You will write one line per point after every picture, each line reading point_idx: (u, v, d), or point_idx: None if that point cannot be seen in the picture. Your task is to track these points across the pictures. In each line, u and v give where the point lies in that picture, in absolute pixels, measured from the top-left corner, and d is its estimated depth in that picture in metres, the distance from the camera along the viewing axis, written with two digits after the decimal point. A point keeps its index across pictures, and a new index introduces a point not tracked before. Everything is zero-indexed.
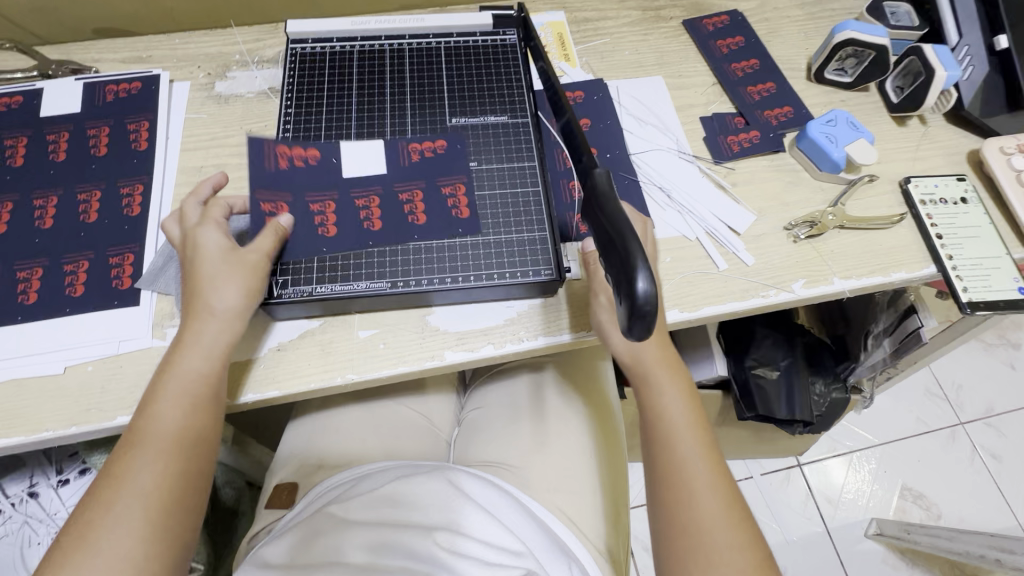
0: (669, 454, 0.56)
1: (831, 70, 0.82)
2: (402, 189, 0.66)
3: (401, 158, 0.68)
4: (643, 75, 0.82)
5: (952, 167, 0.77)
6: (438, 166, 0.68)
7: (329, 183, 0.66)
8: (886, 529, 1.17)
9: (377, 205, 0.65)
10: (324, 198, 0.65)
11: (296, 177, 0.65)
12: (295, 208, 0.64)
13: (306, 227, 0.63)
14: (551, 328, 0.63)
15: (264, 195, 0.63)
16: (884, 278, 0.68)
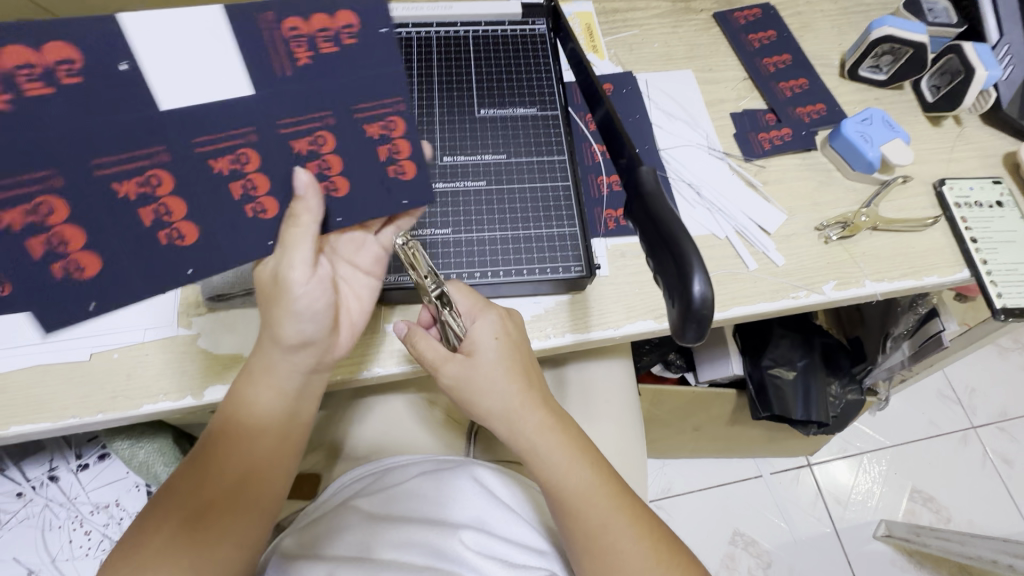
0: (562, 490, 0.51)
1: (866, 68, 0.80)
2: (368, 115, 0.49)
3: (272, 63, 0.44)
4: (673, 69, 0.80)
5: (987, 169, 0.76)
6: (345, 76, 0.47)
7: (230, 120, 0.45)
8: (896, 531, 1.17)
9: (327, 144, 0.49)
10: (230, 140, 0.45)
11: (51, 111, 0.39)
12: (80, 190, 0.42)
13: (210, 197, 0.47)
14: (578, 325, 0.63)
15: (110, 163, 0.42)
16: (916, 282, 0.67)
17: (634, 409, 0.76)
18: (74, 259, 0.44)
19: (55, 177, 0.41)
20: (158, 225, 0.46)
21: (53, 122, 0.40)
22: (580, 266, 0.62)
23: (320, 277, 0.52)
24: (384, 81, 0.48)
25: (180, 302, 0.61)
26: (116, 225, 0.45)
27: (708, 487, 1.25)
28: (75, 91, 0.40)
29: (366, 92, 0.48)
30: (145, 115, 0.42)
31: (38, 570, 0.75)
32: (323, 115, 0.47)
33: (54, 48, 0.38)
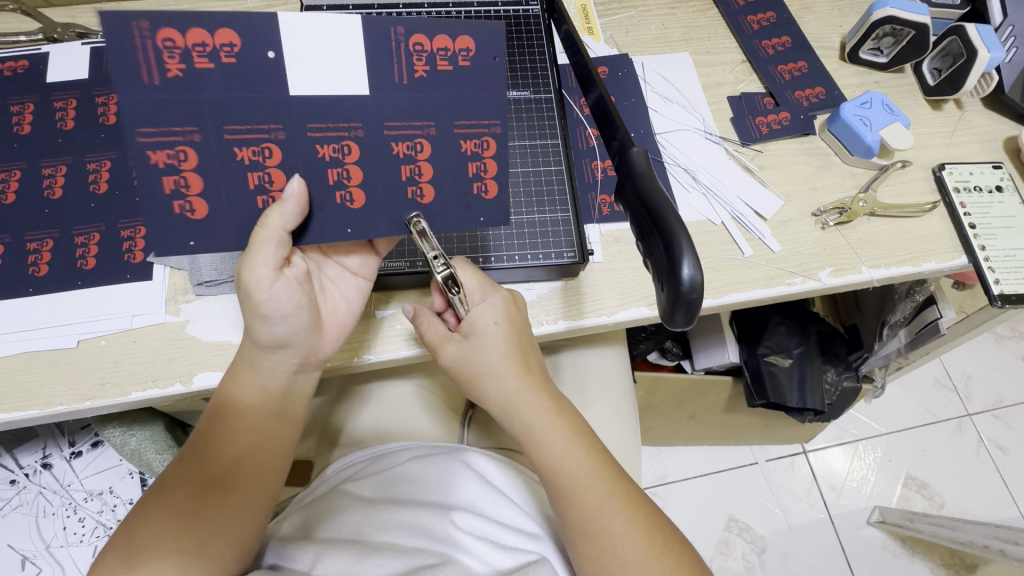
0: (562, 483, 0.50)
1: (866, 50, 0.79)
2: (467, 131, 0.49)
3: (393, 71, 0.45)
4: (670, 51, 0.79)
5: (987, 154, 0.75)
6: (454, 92, 0.47)
7: (342, 111, 0.45)
8: (890, 517, 1.17)
9: (426, 157, 0.48)
10: (340, 134, 0.46)
11: (206, 83, 0.42)
12: (210, 147, 0.44)
13: (311, 178, 0.47)
14: (571, 312, 0.62)
15: (235, 132, 0.44)
16: (913, 269, 0.66)
17: (629, 396, 0.76)
18: (190, 202, 0.46)
19: (193, 133, 0.44)
20: (261, 192, 0.46)
21: (204, 91, 0.42)
22: (573, 251, 0.62)
23: (292, 278, 0.50)
24: (487, 104, 0.48)
25: (168, 289, 0.61)
26: (226, 184, 0.46)
27: (703, 474, 1.25)
28: (226, 67, 0.42)
29: (470, 110, 0.48)
30: (277, 94, 0.43)
31: (32, 556, 0.78)
32: (425, 125, 0.48)
33: (221, 31, 0.41)
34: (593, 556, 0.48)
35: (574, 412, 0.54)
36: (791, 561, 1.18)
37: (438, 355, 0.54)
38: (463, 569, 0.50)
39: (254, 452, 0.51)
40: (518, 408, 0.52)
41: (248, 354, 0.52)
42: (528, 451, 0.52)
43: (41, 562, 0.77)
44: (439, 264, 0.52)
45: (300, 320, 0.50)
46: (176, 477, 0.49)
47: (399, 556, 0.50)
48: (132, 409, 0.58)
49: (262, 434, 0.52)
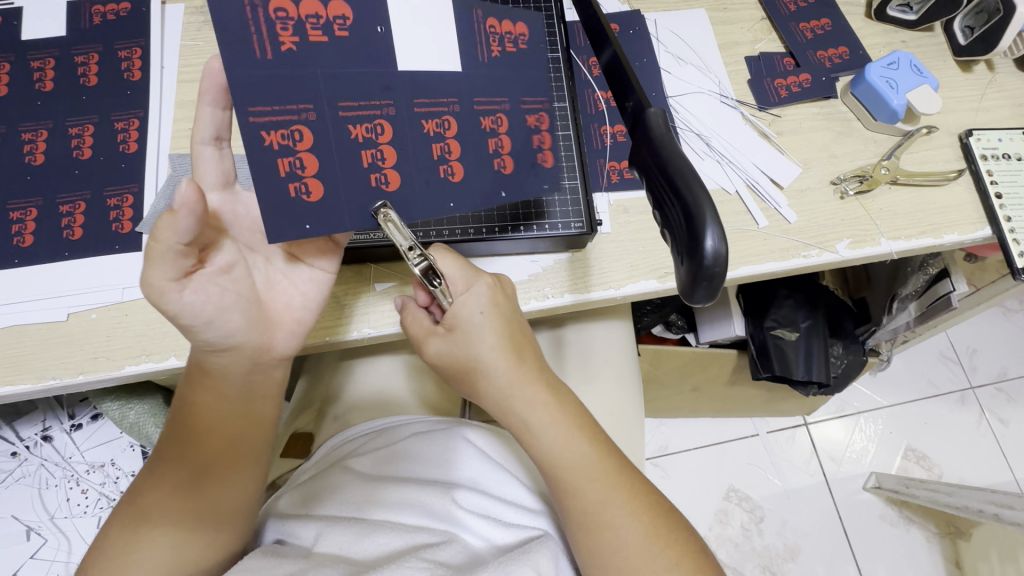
0: (569, 477, 0.49)
1: (895, 7, 0.73)
2: (531, 107, 0.50)
3: (476, 50, 0.47)
4: (685, 7, 0.74)
5: (1018, 119, 0.71)
6: (524, 72, 0.49)
7: (444, 85, 0.46)
8: (886, 484, 1.18)
9: (505, 130, 0.49)
10: (439, 111, 0.46)
11: (319, 58, 0.41)
12: (327, 125, 0.43)
13: (417, 153, 0.46)
14: (577, 285, 0.60)
15: (352, 110, 0.43)
16: (934, 240, 0.64)
17: (634, 371, 0.74)
18: (305, 183, 0.43)
19: (310, 111, 0.42)
20: (374, 168, 0.44)
21: (319, 66, 0.41)
22: (581, 222, 0.59)
23: (206, 281, 0.43)
24: (546, 81, 0.50)
25: None
26: (342, 162, 0.43)
27: (704, 445, 1.26)
28: (342, 42, 0.42)
29: (533, 87, 0.50)
30: (385, 69, 0.43)
31: (36, 526, 0.78)
32: (501, 101, 0.48)
33: (336, 4, 0.41)
34: (595, 550, 0.48)
35: (573, 397, 0.52)
36: (789, 529, 1.19)
37: (426, 350, 0.51)
38: (465, 546, 0.50)
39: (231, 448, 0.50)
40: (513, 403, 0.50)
41: (196, 359, 0.48)
42: (528, 446, 0.50)
43: (46, 533, 0.78)
44: (414, 255, 0.47)
45: (235, 322, 0.46)
46: (162, 468, 0.49)
47: (400, 533, 0.50)
48: (126, 383, 0.57)
49: (233, 431, 0.50)
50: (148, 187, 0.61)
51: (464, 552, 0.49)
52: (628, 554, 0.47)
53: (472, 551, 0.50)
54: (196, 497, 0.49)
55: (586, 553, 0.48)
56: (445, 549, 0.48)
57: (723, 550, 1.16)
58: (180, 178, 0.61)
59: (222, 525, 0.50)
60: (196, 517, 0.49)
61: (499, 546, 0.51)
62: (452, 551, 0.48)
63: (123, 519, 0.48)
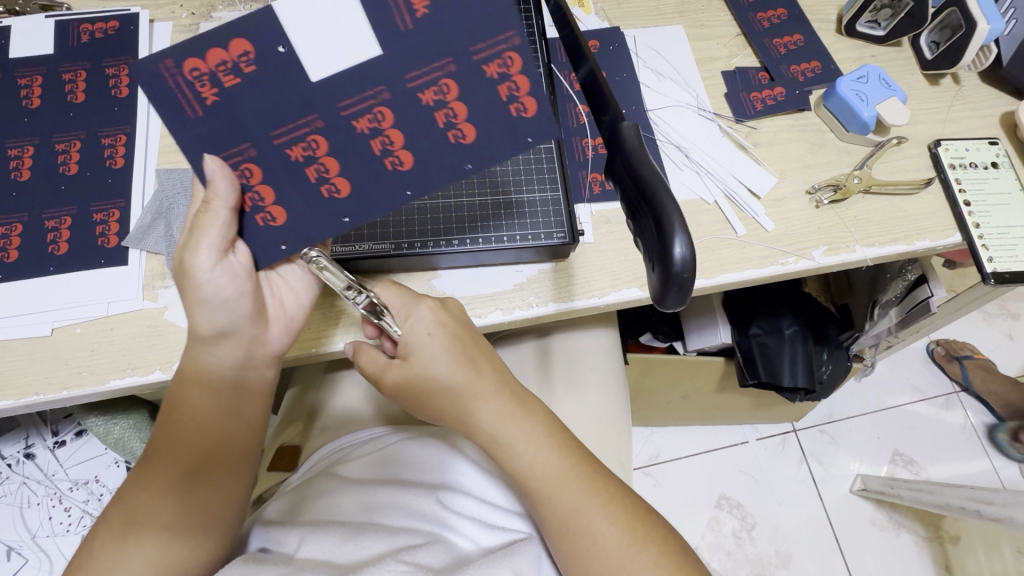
0: (548, 485, 0.49)
1: (864, 23, 0.76)
2: (488, 54, 0.39)
3: (392, 19, 0.37)
4: (663, 24, 0.76)
5: (984, 129, 0.73)
6: (463, 16, 0.37)
7: (364, 80, 0.39)
8: (872, 485, 1.20)
9: (454, 93, 0.41)
10: (370, 103, 0.41)
11: (240, 102, 0.40)
12: (267, 156, 0.43)
13: (360, 157, 0.44)
14: (561, 294, 0.61)
15: (284, 134, 0.42)
16: (907, 247, 0.66)
17: (621, 379, 0.75)
18: (269, 211, 0.47)
19: (248, 149, 0.42)
20: (321, 182, 0.45)
21: (242, 107, 0.40)
22: (563, 232, 0.60)
23: (235, 265, 0.48)
24: (500, 10, 0.38)
25: (145, 274, 0.59)
26: (292, 186, 0.45)
27: (695, 453, 1.27)
28: (256, 80, 0.39)
29: (479, 27, 0.38)
30: (303, 91, 0.40)
31: (17, 546, 0.78)
32: (443, 61, 0.39)
33: (234, 41, 0.37)
34: (572, 555, 0.47)
35: (542, 411, 0.52)
36: (780, 536, 1.19)
37: (383, 383, 0.52)
38: (450, 547, 0.50)
39: (220, 440, 0.51)
40: (473, 424, 0.51)
41: (190, 351, 0.51)
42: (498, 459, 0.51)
43: (27, 552, 0.77)
44: (351, 294, 0.50)
45: (242, 308, 0.50)
46: (145, 465, 0.50)
47: (385, 535, 0.49)
48: (111, 398, 0.57)
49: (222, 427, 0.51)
50: (135, 202, 0.61)
51: (449, 552, 0.49)
52: (612, 558, 0.47)
53: (458, 552, 0.50)
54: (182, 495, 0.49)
55: (563, 557, 0.48)
56: (427, 550, 0.48)
57: (715, 558, 1.16)
58: (167, 193, 0.61)
59: (205, 529, 0.49)
60: (185, 516, 0.48)
61: (485, 547, 0.51)
62: (436, 553, 0.48)
63: (111, 526, 0.46)
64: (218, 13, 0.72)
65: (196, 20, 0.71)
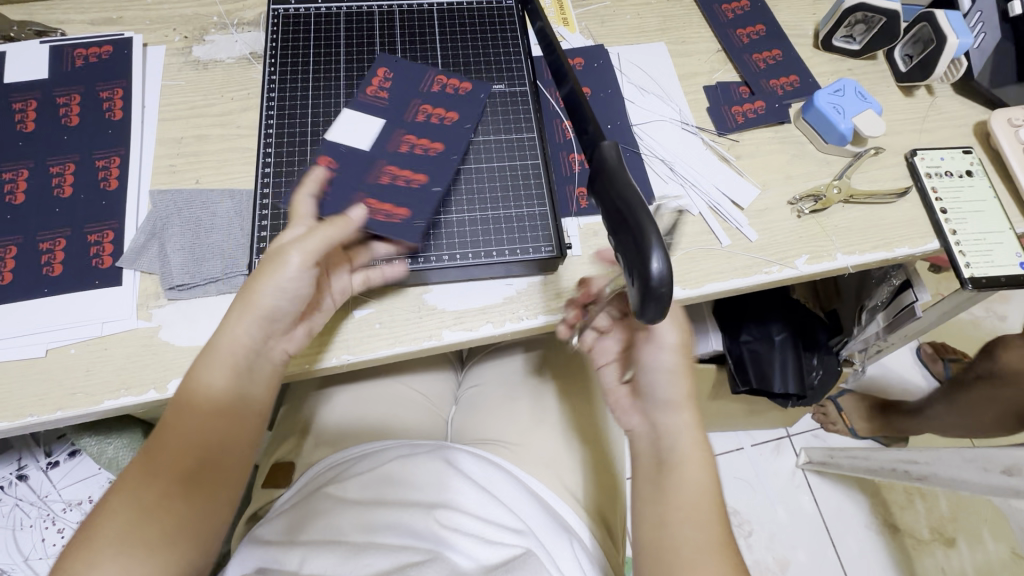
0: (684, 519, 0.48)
1: (839, 38, 0.79)
2: (432, 79, 0.67)
3: (376, 104, 0.65)
4: (646, 41, 0.79)
5: (958, 139, 0.76)
6: (409, 76, 0.67)
7: (382, 137, 0.63)
8: (814, 457, 1.22)
9: (430, 108, 0.65)
10: (399, 142, 0.63)
11: (378, 163, 0.61)
12: (387, 188, 0.60)
13: (432, 161, 0.62)
14: (550, 306, 0.62)
15: (374, 176, 0.60)
16: (887, 254, 0.67)
17: None
18: (387, 212, 0.58)
19: (360, 192, 0.59)
20: (397, 181, 0.60)
21: (387, 159, 0.61)
22: (551, 246, 0.61)
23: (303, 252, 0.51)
24: (419, 69, 0.68)
25: (139, 293, 0.59)
26: (405, 190, 0.60)
27: None
28: (343, 163, 0.61)
29: (414, 77, 0.67)
30: (361, 155, 0.62)
31: (10, 568, 0.76)
32: (415, 102, 0.65)
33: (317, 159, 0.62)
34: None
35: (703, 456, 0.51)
36: (777, 542, 1.20)
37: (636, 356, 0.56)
38: (450, 564, 0.51)
39: (222, 453, 0.47)
40: (670, 422, 0.53)
41: (213, 349, 0.50)
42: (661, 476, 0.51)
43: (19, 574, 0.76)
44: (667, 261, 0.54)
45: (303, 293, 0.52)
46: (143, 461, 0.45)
47: (388, 554, 0.51)
48: (105, 418, 0.57)
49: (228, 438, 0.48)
50: (129, 223, 0.62)
51: (449, 570, 0.50)
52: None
53: (458, 570, 0.51)
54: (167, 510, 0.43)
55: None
56: (430, 567, 0.49)
57: None
58: (161, 214, 0.62)
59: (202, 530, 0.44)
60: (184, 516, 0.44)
61: (486, 564, 0.52)
62: (438, 570, 0.49)
63: (94, 526, 0.41)
64: (211, 36, 0.74)
65: (189, 43, 0.73)
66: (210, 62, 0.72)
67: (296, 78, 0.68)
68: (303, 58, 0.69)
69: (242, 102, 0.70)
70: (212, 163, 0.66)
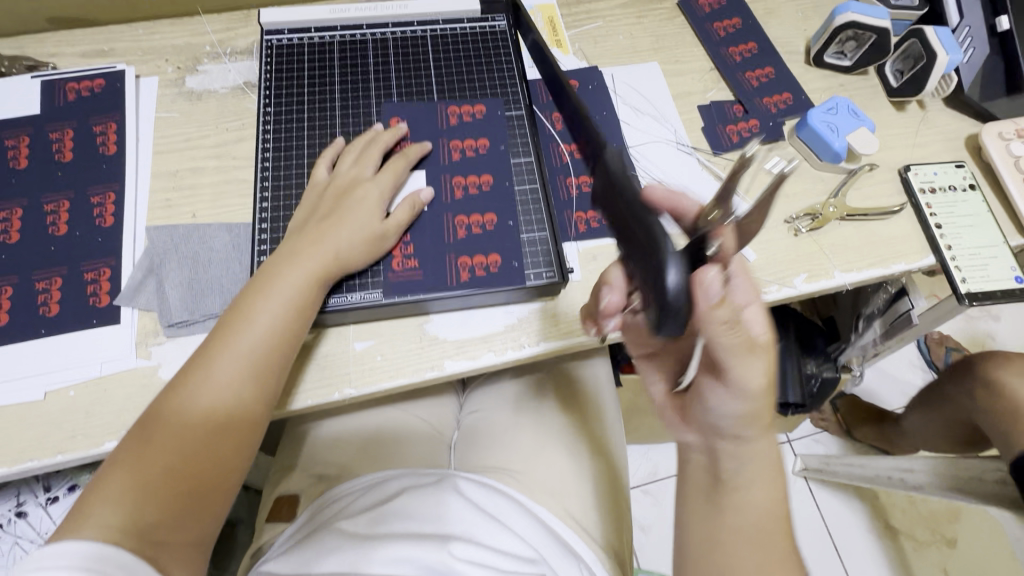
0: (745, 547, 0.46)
1: (831, 54, 0.80)
2: (450, 109, 0.69)
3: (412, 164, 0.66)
4: (639, 61, 0.79)
5: (951, 152, 0.76)
6: (427, 122, 0.68)
7: (437, 191, 0.65)
8: (811, 464, 1.21)
9: (465, 142, 0.67)
10: (452, 187, 0.65)
11: (441, 233, 0.62)
12: (460, 244, 0.62)
13: (493, 197, 0.65)
14: (551, 333, 0.62)
15: (449, 234, 0.62)
16: (884, 271, 0.68)
17: (613, 408, 0.77)
18: (487, 260, 0.61)
19: (450, 256, 0.61)
20: (479, 223, 0.63)
21: (452, 218, 0.63)
22: (552, 271, 0.61)
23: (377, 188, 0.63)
24: (435, 107, 0.69)
25: (138, 331, 0.59)
26: (498, 233, 0.63)
27: None
28: (414, 236, 0.62)
29: (432, 116, 0.69)
30: (428, 218, 0.63)
31: None
32: (444, 143, 0.67)
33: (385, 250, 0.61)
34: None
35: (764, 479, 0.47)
36: None
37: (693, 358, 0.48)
38: None
39: (212, 461, 0.50)
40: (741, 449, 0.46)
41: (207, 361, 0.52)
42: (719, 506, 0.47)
43: None
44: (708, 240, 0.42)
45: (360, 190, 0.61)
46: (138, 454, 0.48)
47: None
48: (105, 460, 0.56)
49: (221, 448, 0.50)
50: (126, 259, 0.62)
51: None
52: None
53: None
54: (150, 503, 0.47)
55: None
56: None
57: None
58: (158, 250, 0.62)
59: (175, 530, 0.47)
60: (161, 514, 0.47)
61: None
62: None
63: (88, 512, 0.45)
64: (204, 66, 0.73)
65: (182, 74, 0.73)
66: (203, 92, 0.72)
67: (293, 109, 0.68)
68: (298, 88, 0.69)
69: (237, 133, 0.69)
70: (209, 196, 0.66)
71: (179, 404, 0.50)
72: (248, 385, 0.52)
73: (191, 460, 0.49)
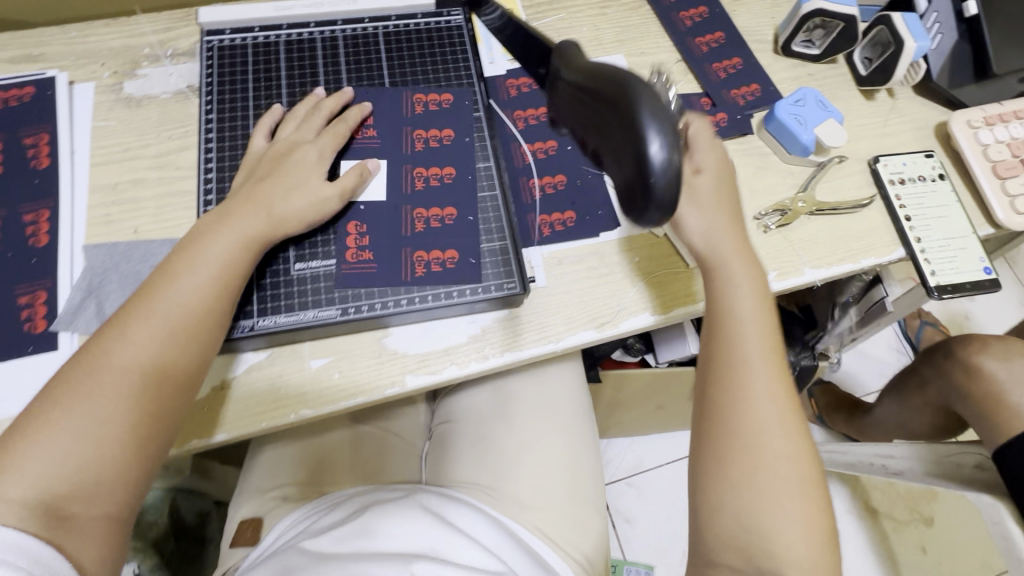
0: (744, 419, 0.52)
1: (799, 43, 0.78)
2: (412, 96, 0.67)
3: (367, 154, 0.63)
4: (603, 54, 0.76)
5: (920, 142, 0.75)
6: (387, 110, 0.66)
7: (395, 183, 0.63)
8: None
9: (426, 132, 0.65)
10: (411, 178, 0.63)
11: (398, 226, 0.61)
12: (419, 237, 0.60)
13: (455, 189, 0.63)
14: (515, 343, 0.60)
15: (408, 224, 0.61)
16: (853, 266, 0.67)
17: (585, 415, 0.77)
18: (449, 255, 0.60)
19: (409, 249, 0.60)
20: (440, 217, 0.61)
21: (412, 212, 0.61)
22: (514, 282, 0.59)
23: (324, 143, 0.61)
24: (397, 95, 0.67)
25: None
26: (460, 225, 0.61)
27: (674, 462, 1.28)
28: (371, 228, 0.60)
29: (393, 105, 0.66)
30: (385, 211, 0.61)
31: None
32: (407, 134, 0.65)
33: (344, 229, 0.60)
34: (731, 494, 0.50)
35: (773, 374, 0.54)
36: None
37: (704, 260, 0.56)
38: None
39: (147, 414, 0.47)
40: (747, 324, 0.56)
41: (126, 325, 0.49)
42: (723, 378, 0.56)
43: None
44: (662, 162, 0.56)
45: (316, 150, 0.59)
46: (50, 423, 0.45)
47: None
48: None
49: (154, 404, 0.47)
50: (63, 281, 0.58)
51: None
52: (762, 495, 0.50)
53: None
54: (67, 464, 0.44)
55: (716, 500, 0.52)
56: None
57: None
58: (97, 270, 0.58)
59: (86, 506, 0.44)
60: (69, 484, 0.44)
61: None
62: None
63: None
64: (143, 69, 0.69)
65: (120, 78, 0.68)
66: (143, 99, 0.68)
67: (238, 114, 0.65)
68: (243, 92, 0.65)
69: (180, 141, 0.66)
70: (151, 210, 0.62)
71: (98, 359, 0.47)
72: (174, 342, 0.49)
73: (115, 419, 0.46)
